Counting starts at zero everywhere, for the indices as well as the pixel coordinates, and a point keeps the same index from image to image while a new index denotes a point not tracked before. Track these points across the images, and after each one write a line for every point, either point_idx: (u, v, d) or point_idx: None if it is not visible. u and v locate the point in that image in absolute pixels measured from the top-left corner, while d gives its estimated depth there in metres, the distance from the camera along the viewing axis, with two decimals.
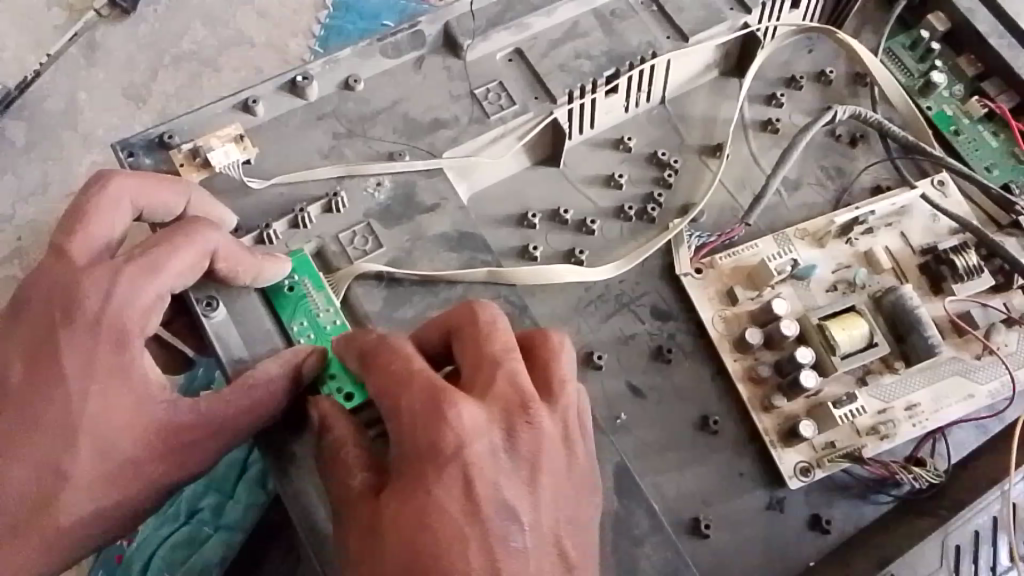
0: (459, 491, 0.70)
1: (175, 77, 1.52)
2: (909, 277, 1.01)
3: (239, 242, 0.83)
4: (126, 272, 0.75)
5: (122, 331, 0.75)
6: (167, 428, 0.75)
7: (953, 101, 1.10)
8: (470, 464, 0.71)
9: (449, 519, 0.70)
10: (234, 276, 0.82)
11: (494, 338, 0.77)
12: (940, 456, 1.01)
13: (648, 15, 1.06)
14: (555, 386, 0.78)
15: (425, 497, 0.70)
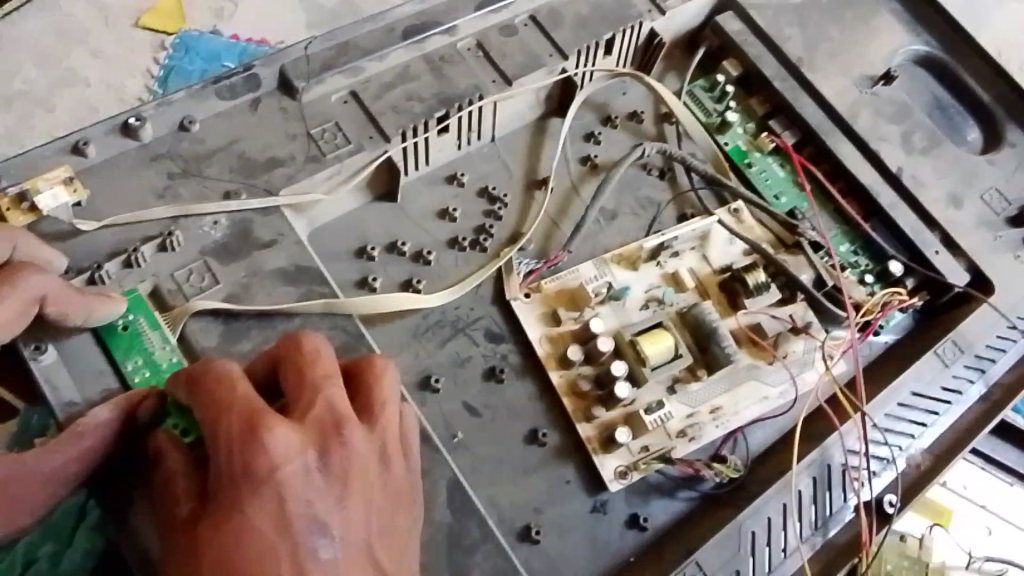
0: (275, 514, 0.69)
1: (3, 118, 1.36)
2: (711, 294, 1.13)
3: (70, 284, 0.87)
4: None
5: None
6: None
7: (746, 136, 1.29)
8: (285, 485, 0.70)
9: (262, 540, 0.69)
10: (64, 318, 0.86)
11: (318, 363, 0.77)
12: (740, 454, 1.08)
13: (474, 60, 1.17)
14: (377, 408, 0.78)
15: (238, 520, 0.69)
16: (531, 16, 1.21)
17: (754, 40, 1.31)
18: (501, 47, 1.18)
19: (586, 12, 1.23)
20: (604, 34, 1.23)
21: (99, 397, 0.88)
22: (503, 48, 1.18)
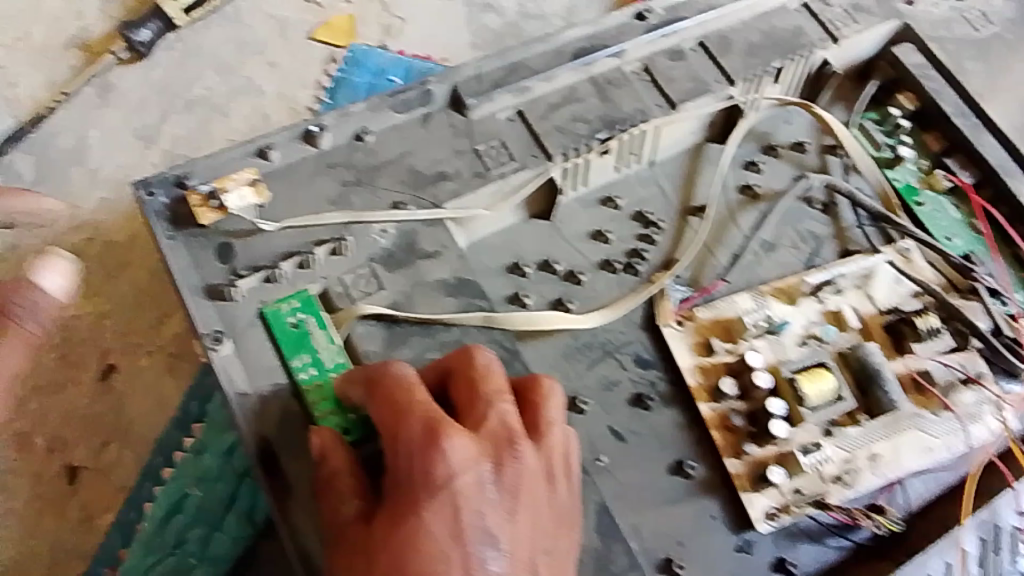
0: (448, 522, 0.71)
1: (186, 121, 1.54)
2: (875, 335, 1.08)
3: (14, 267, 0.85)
4: None
5: None
6: None
7: (918, 173, 1.25)
8: (459, 493, 0.72)
9: (435, 548, 0.71)
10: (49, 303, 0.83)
11: (491, 377, 0.79)
12: (898, 506, 1.03)
13: (640, 84, 1.17)
14: (543, 427, 0.80)
15: (414, 525, 0.71)
16: (700, 42, 1.21)
17: (934, 73, 1.27)
18: (669, 71, 1.18)
19: (756, 39, 1.22)
20: (773, 63, 1.21)
21: (268, 391, 0.92)
22: (671, 72, 1.18)
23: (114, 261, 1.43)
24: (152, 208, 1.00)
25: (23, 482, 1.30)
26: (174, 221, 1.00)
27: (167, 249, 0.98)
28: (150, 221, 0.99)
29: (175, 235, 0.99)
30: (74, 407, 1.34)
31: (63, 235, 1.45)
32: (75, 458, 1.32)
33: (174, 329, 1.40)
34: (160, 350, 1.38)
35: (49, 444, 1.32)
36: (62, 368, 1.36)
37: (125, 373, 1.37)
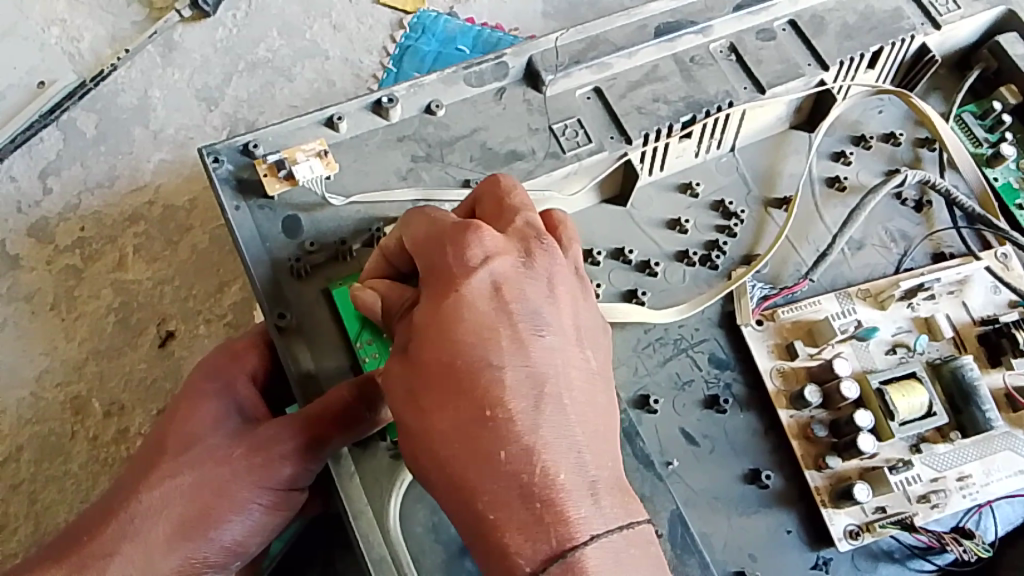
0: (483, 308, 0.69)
1: (249, 83, 1.51)
2: (969, 348, 1.02)
3: (182, 401, 0.93)
4: (177, 410, 0.92)
5: (194, 502, 0.86)
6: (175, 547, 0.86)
7: (1018, 173, 1.16)
8: (488, 297, 0.69)
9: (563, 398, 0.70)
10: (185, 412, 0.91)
11: (517, 195, 0.78)
12: (986, 531, 1.00)
13: (726, 64, 1.09)
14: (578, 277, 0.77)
15: (462, 309, 0.69)
16: (791, 21, 1.12)
17: None
18: (757, 52, 1.09)
19: (852, 20, 1.13)
20: (872, 46, 1.12)
21: (332, 372, 0.90)
22: (759, 53, 1.09)
23: (175, 225, 1.43)
24: (218, 175, 0.96)
25: (81, 446, 1.32)
26: (239, 190, 0.96)
27: (235, 219, 0.94)
28: (217, 189, 0.95)
29: (242, 205, 0.95)
30: (133, 372, 1.35)
31: (126, 197, 1.44)
32: (133, 423, 1.33)
33: (232, 299, 1.40)
34: (218, 318, 1.39)
35: (107, 408, 1.34)
36: (121, 333, 1.37)
37: (184, 340, 1.37)
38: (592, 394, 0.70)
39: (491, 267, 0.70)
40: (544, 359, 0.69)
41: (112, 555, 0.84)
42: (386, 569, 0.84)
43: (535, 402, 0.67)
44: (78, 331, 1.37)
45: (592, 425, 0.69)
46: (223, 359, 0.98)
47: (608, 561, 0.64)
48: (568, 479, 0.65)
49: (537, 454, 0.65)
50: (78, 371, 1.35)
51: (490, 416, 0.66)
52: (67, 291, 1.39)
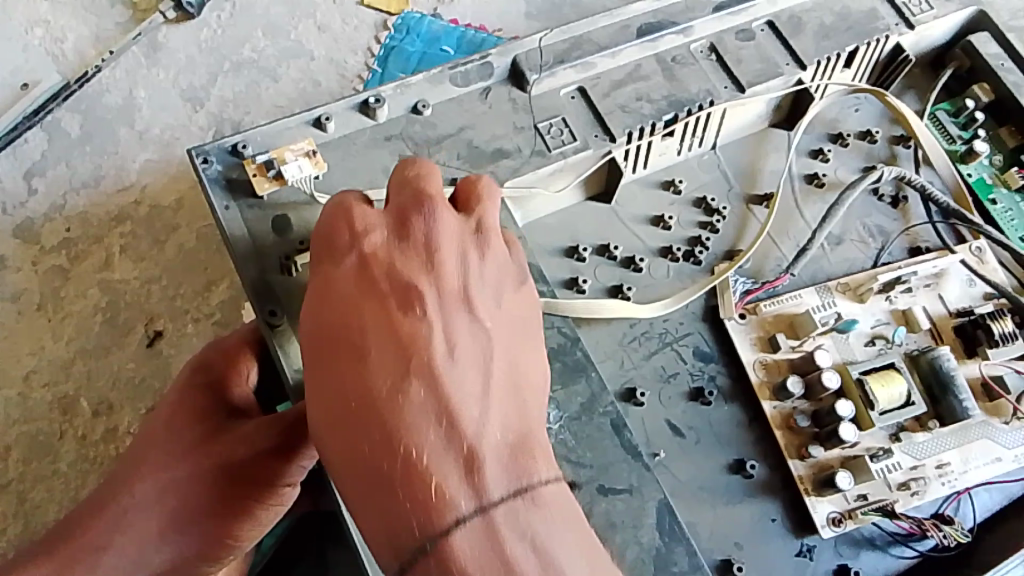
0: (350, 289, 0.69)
1: (235, 83, 1.52)
2: (946, 339, 1.05)
3: (175, 398, 0.94)
4: (169, 407, 0.93)
5: (183, 497, 0.86)
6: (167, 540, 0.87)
7: (992, 169, 1.20)
8: (361, 276, 0.69)
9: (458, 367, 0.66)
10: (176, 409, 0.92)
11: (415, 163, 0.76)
12: (964, 517, 1.02)
13: (707, 63, 1.11)
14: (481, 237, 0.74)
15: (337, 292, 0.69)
16: (769, 21, 1.14)
17: (1012, 65, 1.20)
18: (737, 52, 1.12)
19: (829, 20, 1.15)
20: (847, 46, 1.14)
21: None
22: (739, 53, 1.12)
23: (161, 225, 1.43)
24: (208, 175, 0.97)
25: (69, 445, 1.32)
26: (229, 188, 0.97)
27: (225, 219, 0.95)
28: (206, 188, 0.96)
29: (232, 204, 0.96)
30: (120, 371, 1.35)
31: (111, 197, 1.44)
32: (121, 423, 1.33)
33: (220, 298, 1.40)
34: (205, 317, 1.39)
35: (95, 407, 1.34)
36: (108, 333, 1.37)
37: (172, 338, 1.37)
38: (472, 357, 0.67)
39: (362, 251, 0.70)
40: (412, 332, 0.66)
41: (105, 548, 0.85)
42: (379, 560, 0.85)
43: (395, 378, 0.64)
44: (66, 331, 1.37)
45: (472, 395, 0.65)
46: (217, 355, 0.97)
47: (477, 547, 0.61)
48: (428, 457, 0.62)
49: (397, 438, 0.63)
50: (66, 371, 1.35)
51: (353, 402, 0.64)
52: (53, 292, 1.39)
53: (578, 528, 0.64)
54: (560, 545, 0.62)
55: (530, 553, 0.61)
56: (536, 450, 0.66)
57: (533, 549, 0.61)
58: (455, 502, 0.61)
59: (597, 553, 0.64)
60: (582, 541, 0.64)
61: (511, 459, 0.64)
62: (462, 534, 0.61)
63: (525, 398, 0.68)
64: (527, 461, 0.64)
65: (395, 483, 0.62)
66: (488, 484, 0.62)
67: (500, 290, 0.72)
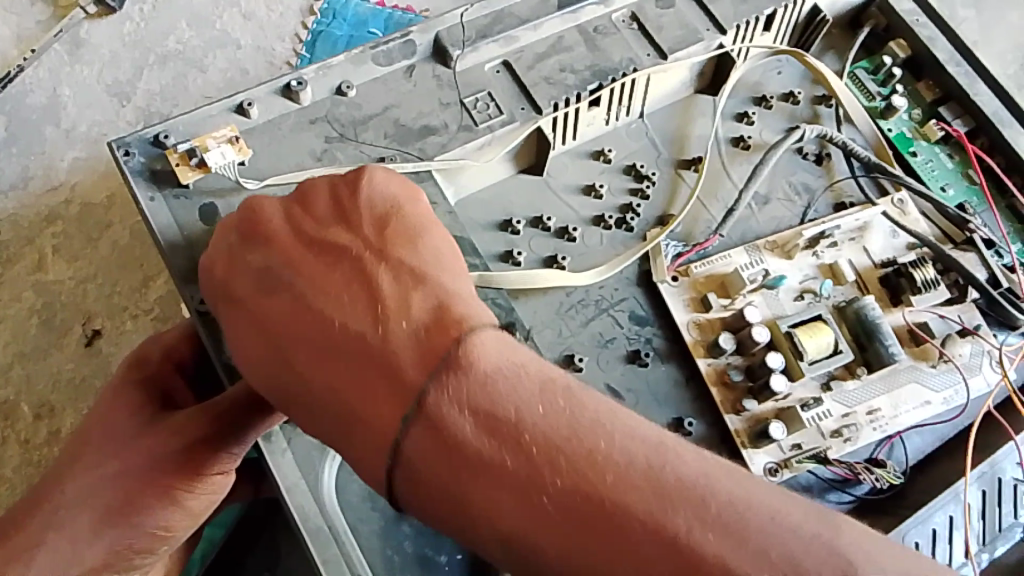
0: (247, 302, 0.74)
1: (161, 76, 1.51)
2: (871, 289, 1.08)
3: (108, 392, 0.95)
4: (101, 403, 0.94)
5: (117, 494, 0.87)
6: (102, 539, 0.88)
7: (911, 123, 1.23)
8: (242, 293, 0.75)
9: (331, 285, 0.70)
10: (109, 404, 0.93)
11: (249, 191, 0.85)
12: (897, 460, 1.05)
13: (629, 32, 1.13)
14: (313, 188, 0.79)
15: (238, 313, 0.74)
16: None
17: (926, 21, 1.24)
18: (658, 18, 1.13)
19: None
20: (765, 9, 1.16)
21: None
22: (659, 20, 1.13)
23: (93, 223, 1.44)
24: (130, 167, 0.97)
25: (12, 452, 1.33)
26: (153, 181, 0.97)
27: (149, 210, 0.95)
28: (130, 181, 0.96)
29: (156, 195, 0.96)
30: (60, 372, 1.36)
31: (41, 198, 1.44)
32: (64, 424, 1.34)
33: (158, 293, 1.41)
34: (144, 313, 1.40)
35: (38, 411, 1.35)
36: (45, 334, 1.38)
37: (111, 337, 1.39)
38: (342, 279, 0.70)
39: (230, 271, 0.77)
40: (288, 304, 0.71)
41: (38, 547, 0.86)
42: (321, 539, 0.86)
43: (304, 351, 0.68)
44: (2, 335, 1.38)
45: (353, 314, 0.67)
46: (155, 351, 1.00)
47: (428, 441, 0.61)
48: (352, 389, 0.65)
49: (331, 392, 0.66)
50: (3, 377, 1.36)
51: (297, 390, 0.69)
52: None
53: (514, 362, 0.62)
54: (511, 397, 0.61)
55: (471, 419, 0.60)
56: (446, 319, 0.65)
57: (474, 416, 0.60)
58: (393, 411, 0.63)
59: (545, 374, 0.62)
60: (526, 377, 0.61)
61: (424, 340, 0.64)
62: (415, 433, 0.61)
63: (409, 285, 0.68)
64: (435, 330, 0.64)
65: (355, 429, 0.65)
66: (407, 379, 0.63)
67: (360, 209, 0.75)
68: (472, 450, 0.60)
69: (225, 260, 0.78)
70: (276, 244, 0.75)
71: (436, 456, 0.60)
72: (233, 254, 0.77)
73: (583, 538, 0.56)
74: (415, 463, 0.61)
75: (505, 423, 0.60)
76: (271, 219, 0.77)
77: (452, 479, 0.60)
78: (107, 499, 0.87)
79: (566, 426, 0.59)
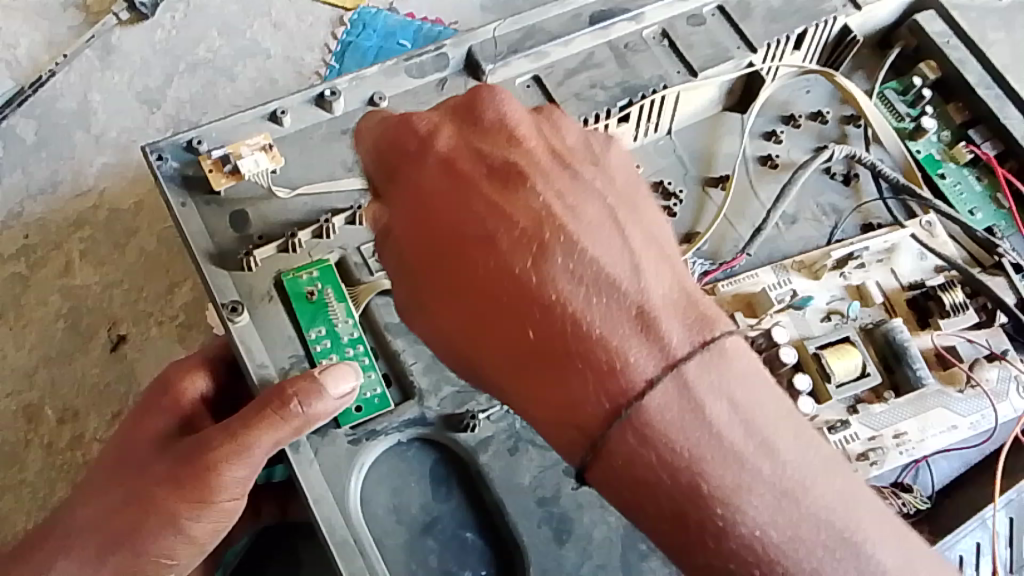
0: (466, 282, 0.72)
1: (191, 83, 1.52)
2: (899, 312, 1.07)
3: (129, 419, 0.98)
4: (122, 431, 0.97)
5: (123, 520, 0.89)
6: (108, 562, 0.90)
7: (940, 145, 1.22)
8: (461, 263, 0.73)
9: (566, 285, 0.69)
10: (128, 432, 0.96)
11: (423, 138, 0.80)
12: (924, 484, 1.05)
13: (660, 50, 1.13)
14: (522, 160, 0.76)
15: (469, 296, 0.72)
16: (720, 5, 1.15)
17: (957, 43, 1.23)
18: (689, 37, 1.13)
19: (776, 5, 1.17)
20: (796, 29, 1.16)
21: (287, 363, 0.91)
22: (690, 38, 1.13)
23: (120, 228, 1.45)
24: (163, 172, 0.97)
25: (36, 455, 1.33)
26: (185, 186, 0.98)
27: (181, 215, 0.96)
28: (162, 185, 0.97)
29: (188, 201, 0.97)
30: (85, 377, 1.37)
31: (69, 202, 1.45)
32: (88, 428, 1.35)
33: (184, 299, 1.42)
34: (169, 319, 1.41)
35: (60, 415, 1.35)
36: (71, 338, 1.39)
37: (135, 342, 1.39)
38: (584, 271, 0.70)
39: (445, 239, 0.74)
40: (513, 292, 0.70)
41: (49, 568, 0.92)
42: (348, 551, 0.86)
43: (548, 343, 0.68)
44: (28, 338, 1.38)
45: (613, 311, 0.68)
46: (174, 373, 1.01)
47: (662, 424, 0.66)
48: (608, 386, 0.66)
49: (555, 387, 0.68)
50: (29, 380, 1.37)
51: (534, 377, 0.69)
52: (14, 300, 1.40)
53: (758, 376, 0.69)
54: (752, 402, 0.68)
55: (729, 420, 0.66)
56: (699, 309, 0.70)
57: (728, 413, 0.66)
58: (613, 403, 0.66)
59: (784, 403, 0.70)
60: (763, 396, 0.69)
61: (622, 328, 0.68)
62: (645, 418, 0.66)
63: (640, 307, 0.68)
64: (694, 321, 0.69)
65: (578, 419, 0.67)
66: (636, 380, 0.66)
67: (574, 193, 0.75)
68: (716, 453, 0.65)
69: (431, 225, 0.75)
70: (498, 218, 0.72)
71: (651, 450, 0.65)
72: (451, 221, 0.74)
73: (780, 533, 0.65)
74: (634, 454, 0.66)
75: (751, 442, 0.66)
76: (490, 191, 0.74)
77: (679, 466, 0.65)
78: (115, 524, 0.89)
79: (802, 460, 0.67)
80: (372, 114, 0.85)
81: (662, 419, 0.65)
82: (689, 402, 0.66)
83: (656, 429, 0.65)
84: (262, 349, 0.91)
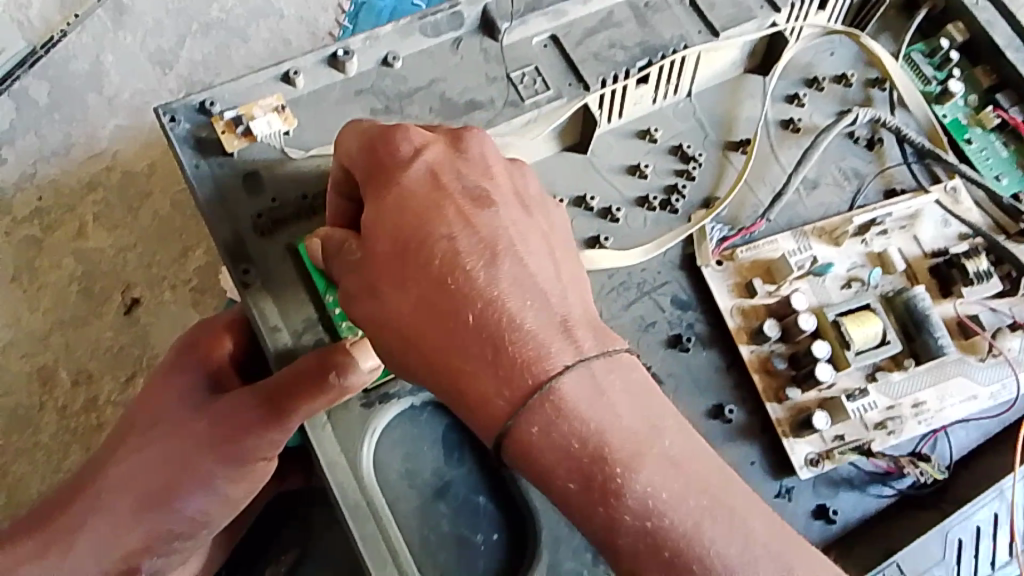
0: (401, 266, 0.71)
1: (204, 44, 1.51)
2: (920, 279, 1.05)
3: (160, 373, 0.97)
4: (152, 385, 0.97)
5: (158, 478, 0.90)
6: (140, 520, 0.91)
7: (967, 110, 1.19)
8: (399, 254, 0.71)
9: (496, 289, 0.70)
10: (159, 388, 0.95)
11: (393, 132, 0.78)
12: (942, 455, 1.03)
13: (680, 9, 1.10)
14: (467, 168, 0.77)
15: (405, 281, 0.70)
16: None
17: (986, 4, 1.20)
18: None
19: None
20: None
21: (302, 325, 0.91)
22: None
23: (135, 190, 1.45)
24: (176, 134, 0.96)
25: (51, 416, 1.35)
26: (198, 148, 0.96)
27: (194, 177, 0.95)
28: (175, 147, 0.96)
29: (201, 162, 0.96)
30: (100, 340, 1.38)
31: (83, 164, 1.45)
32: (101, 392, 1.36)
33: (198, 262, 1.42)
34: (183, 283, 1.41)
35: (75, 377, 1.36)
36: (85, 301, 1.39)
37: (149, 306, 1.40)
38: (515, 280, 0.71)
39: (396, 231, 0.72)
40: (444, 286, 0.70)
41: (78, 527, 0.93)
42: (361, 513, 0.87)
43: (476, 339, 0.69)
44: (42, 301, 1.39)
45: (540, 316, 0.70)
46: (204, 329, 1.01)
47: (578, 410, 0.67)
48: (530, 381, 0.68)
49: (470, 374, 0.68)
50: (43, 342, 1.37)
51: (452, 364, 0.69)
52: (29, 263, 1.40)
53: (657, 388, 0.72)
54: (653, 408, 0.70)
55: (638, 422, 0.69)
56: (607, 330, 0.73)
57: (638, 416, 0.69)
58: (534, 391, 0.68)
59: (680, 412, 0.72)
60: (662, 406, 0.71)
61: (549, 330, 0.69)
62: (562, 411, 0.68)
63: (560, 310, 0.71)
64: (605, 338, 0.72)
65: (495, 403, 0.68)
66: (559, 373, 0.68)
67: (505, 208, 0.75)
68: (629, 444, 0.67)
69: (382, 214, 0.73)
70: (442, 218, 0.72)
71: (574, 439, 0.67)
72: (398, 214, 0.73)
73: (686, 515, 0.66)
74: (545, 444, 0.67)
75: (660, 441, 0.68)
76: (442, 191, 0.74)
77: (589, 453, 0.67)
78: (149, 482, 0.90)
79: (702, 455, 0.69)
80: (352, 124, 0.81)
81: (572, 411, 0.67)
82: (602, 397, 0.68)
83: (567, 412, 0.67)
84: (279, 313, 0.91)
